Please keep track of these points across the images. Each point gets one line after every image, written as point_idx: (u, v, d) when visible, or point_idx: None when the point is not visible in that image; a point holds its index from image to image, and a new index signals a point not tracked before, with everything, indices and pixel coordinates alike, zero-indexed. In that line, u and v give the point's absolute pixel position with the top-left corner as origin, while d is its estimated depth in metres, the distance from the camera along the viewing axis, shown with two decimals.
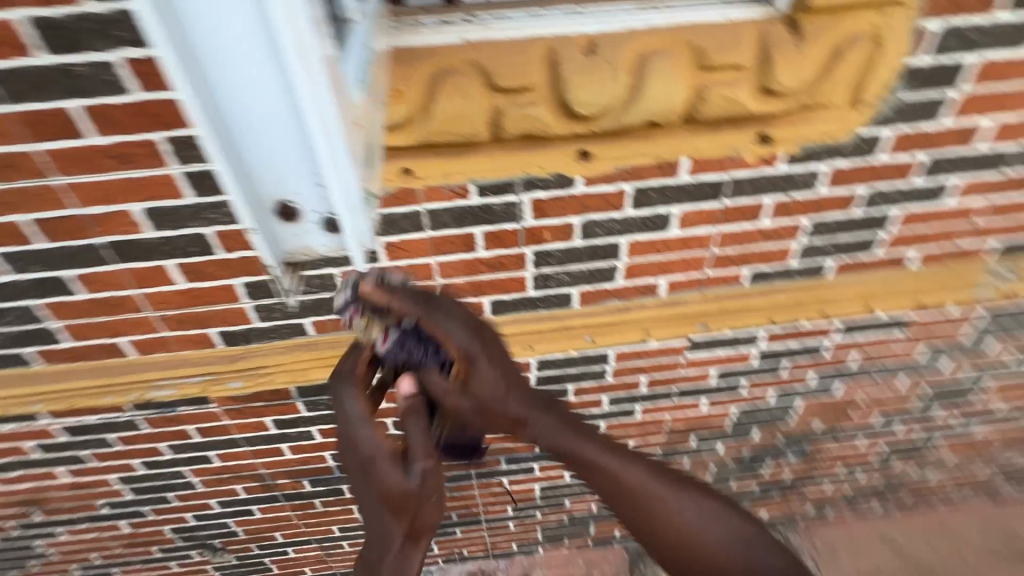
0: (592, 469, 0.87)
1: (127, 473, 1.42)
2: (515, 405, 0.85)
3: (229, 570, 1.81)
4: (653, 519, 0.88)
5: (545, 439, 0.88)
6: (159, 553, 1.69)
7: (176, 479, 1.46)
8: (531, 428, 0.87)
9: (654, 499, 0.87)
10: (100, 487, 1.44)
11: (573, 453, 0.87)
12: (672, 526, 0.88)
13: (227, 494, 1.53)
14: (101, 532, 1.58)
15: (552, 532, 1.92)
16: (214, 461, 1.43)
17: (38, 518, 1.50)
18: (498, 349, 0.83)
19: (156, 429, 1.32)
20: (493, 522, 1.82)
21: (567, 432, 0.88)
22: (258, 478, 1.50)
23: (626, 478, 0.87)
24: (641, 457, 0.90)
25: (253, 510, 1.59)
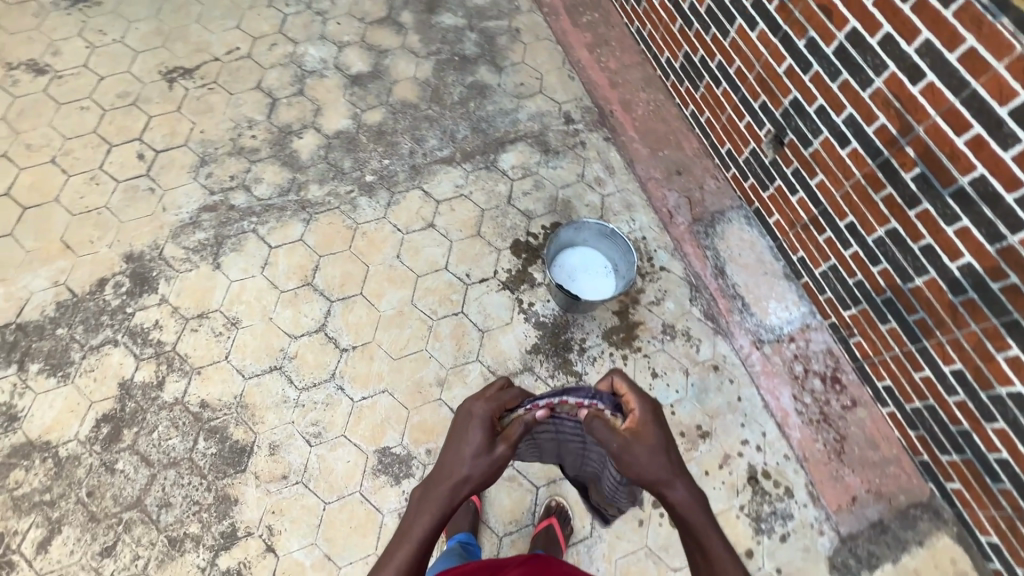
0: (645, 424, 1.11)
1: (862, 33, 1.72)
2: (610, 439, 1.09)
3: (752, 160, 2.38)
4: (653, 419, 1.12)
5: (614, 442, 1.08)
6: (778, 111, 2.15)
7: (870, 71, 1.74)
8: (610, 442, 1.09)
9: (660, 433, 1.11)
10: (856, 23, 1.73)
11: (656, 458, 1.07)
12: (660, 427, 1.12)
13: (864, 117, 1.81)
14: (790, 59, 2.01)
15: (924, 415, 1.99)
16: (863, 92, 1.79)
17: (768, 6, 2.02)
18: (613, 440, 1.08)
19: (908, 15, 1.58)
20: (919, 355, 1.92)
21: (638, 433, 1.09)
22: (903, 131, 1.71)
23: (652, 435, 1.10)
24: (660, 431, 1.11)
25: (847, 145, 1.91)
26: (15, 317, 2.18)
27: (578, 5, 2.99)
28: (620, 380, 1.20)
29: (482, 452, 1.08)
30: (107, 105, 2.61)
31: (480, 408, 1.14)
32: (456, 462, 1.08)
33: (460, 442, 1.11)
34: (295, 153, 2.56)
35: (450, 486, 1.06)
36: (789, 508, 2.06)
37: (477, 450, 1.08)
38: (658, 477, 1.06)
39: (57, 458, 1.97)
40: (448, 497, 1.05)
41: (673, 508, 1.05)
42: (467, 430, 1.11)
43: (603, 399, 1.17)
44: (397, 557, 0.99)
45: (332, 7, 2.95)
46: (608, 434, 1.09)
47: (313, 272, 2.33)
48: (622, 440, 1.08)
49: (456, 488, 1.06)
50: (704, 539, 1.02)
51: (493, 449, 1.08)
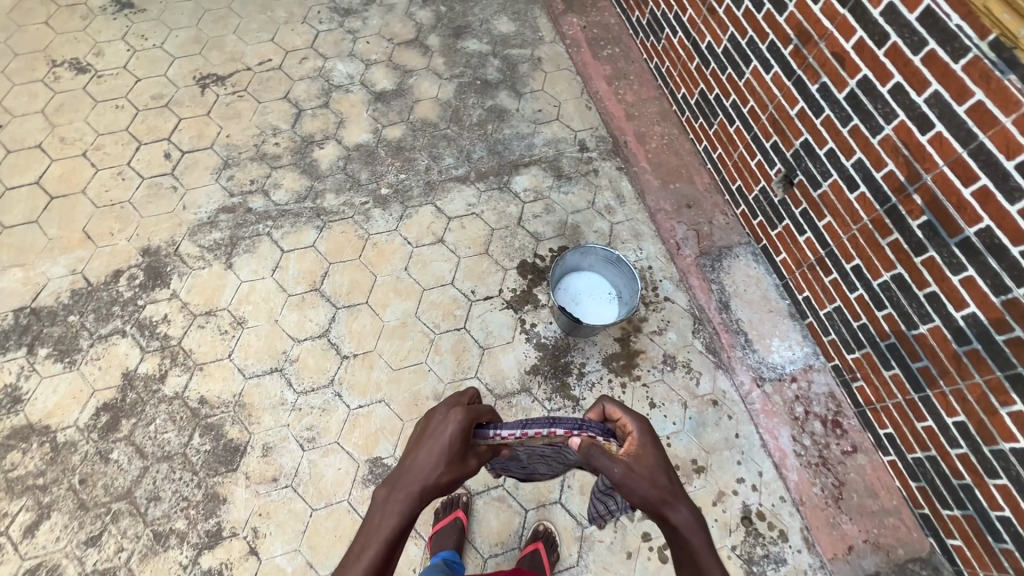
0: (642, 449, 1.08)
1: (872, 81, 1.76)
2: (609, 466, 1.05)
3: (761, 198, 2.40)
4: (649, 444, 1.10)
5: (615, 469, 1.04)
6: (788, 152, 2.19)
7: (879, 118, 1.77)
8: (610, 469, 1.05)
9: (659, 457, 1.08)
10: (867, 71, 1.77)
11: (655, 481, 1.04)
12: (657, 451, 1.09)
13: (873, 162, 1.84)
14: (803, 102, 2.05)
15: (925, 466, 1.96)
16: (872, 139, 1.82)
17: (781, 51, 2.08)
18: (613, 466, 1.04)
19: (917, 66, 1.61)
20: (922, 404, 1.90)
21: (637, 458, 1.06)
22: (910, 179, 1.73)
23: (650, 459, 1.07)
24: (659, 455, 1.08)
25: (855, 189, 1.93)
26: (31, 302, 2.24)
27: (599, 39, 3.09)
28: (611, 405, 1.20)
29: (454, 461, 1.03)
30: (141, 105, 2.72)
31: (454, 414, 1.07)
32: (423, 466, 1.02)
33: (430, 448, 1.03)
34: (315, 162, 2.64)
35: (418, 493, 1.00)
36: (782, 552, 2.00)
37: (449, 460, 1.03)
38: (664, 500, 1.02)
39: (54, 443, 2.00)
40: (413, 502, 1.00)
41: (675, 531, 1.03)
42: (436, 434, 1.04)
43: (593, 427, 1.13)
44: (362, 561, 0.96)
45: (363, 27, 3.07)
46: (608, 461, 1.05)
47: (321, 278, 2.37)
48: (622, 465, 1.04)
49: (423, 495, 1.00)
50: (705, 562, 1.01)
51: (466, 460, 1.06)
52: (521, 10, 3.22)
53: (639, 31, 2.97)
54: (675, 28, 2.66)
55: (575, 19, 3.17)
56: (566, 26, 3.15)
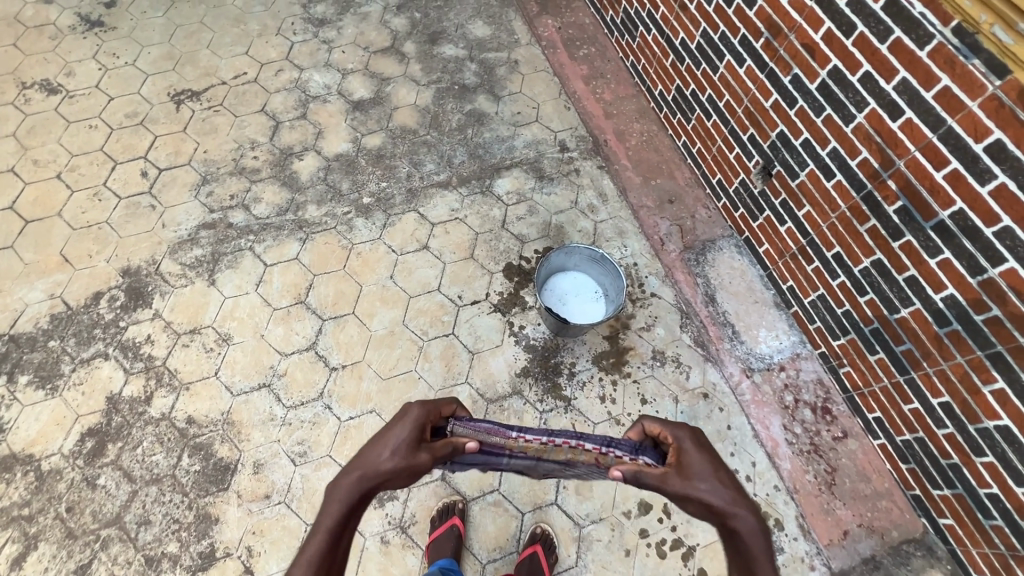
0: (687, 457, 1.10)
1: (842, 71, 1.79)
2: (656, 477, 1.09)
3: (741, 190, 2.43)
4: (696, 453, 1.11)
5: (665, 481, 1.07)
6: (765, 144, 2.21)
7: (851, 106, 1.80)
8: (659, 481, 1.08)
9: (712, 464, 1.07)
10: (837, 61, 1.79)
11: (707, 488, 1.02)
12: (709, 458, 1.09)
13: (847, 150, 1.86)
14: (776, 94, 2.07)
15: (914, 447, 1.98)
16: (845, 127, 1.84)
17: (753, 44, 2.10)
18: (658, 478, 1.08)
19: (884, 54, 1.64)
20: (908, 386, 1.92)
21: (687, 467, 1.07)
22: (884, 165, 1.75)
23: (702, 467, 1.06)
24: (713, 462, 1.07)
25: (831, 177, 1.96)
26: (9, 328, 2.20)
27: (574, 39, 3.10)
28: (651, 422, 1.22)
29: (404, 449, 1.05)
30: (115, 124, 2.69)
31: (413, 411, 1.13)
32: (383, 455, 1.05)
33: (383, 438, 1.07)
34: (295, 174, 2.62)
35: (361, 477, 1.00)
36: (778, 541, 2.02)
37: (401, 448, 1.05)
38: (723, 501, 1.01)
39: (39, 471, 1.96)
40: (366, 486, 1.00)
41: (733, 535, 0.99)
42: (395, 430, 1.09)
43: (622, 447, 1.26)
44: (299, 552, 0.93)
45: (338, 36, 3.06)
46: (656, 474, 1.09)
47: (306, 291, 2.35)
48: (671, 475, 1.07)
49: (365, 480, 1.00)
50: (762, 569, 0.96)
51: (419, 452, 1.06)
52: (495, 13, 3.22)
53: (614, 29, 2.99)
54: (648, 25, 2.69)
55: (550, 20, 3.18)
56: (541, 27, 3.16)
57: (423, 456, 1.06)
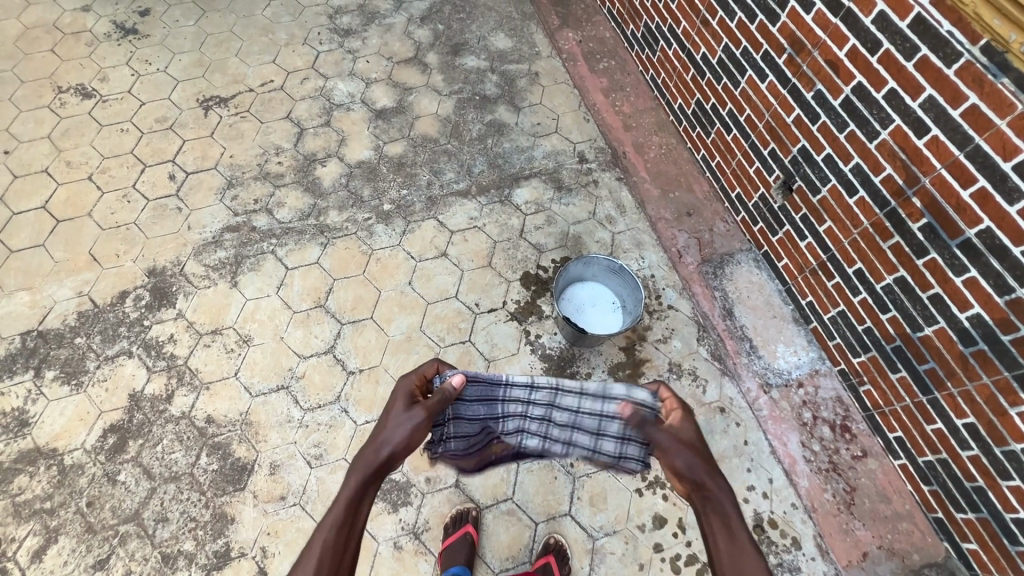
0: (684, 442, 1.19)
1: (867, 87, 1.79)
2: (668, 441, 1.20)
3: (761, 205, 2.42)
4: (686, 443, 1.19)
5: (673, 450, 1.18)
6: (786, 158, 2.21)
7: (875, 123, 1.80)
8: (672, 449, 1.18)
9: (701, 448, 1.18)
10: (861, 78, 1.80)
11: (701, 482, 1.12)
12: (695, 441, 1.19)
13: (871, 166, 1.86)
14: (799, 110, 2.08)
15: (937, 469, 1.94)
16: (870, 143, 1.84)
17: (775, 59, 2.11)
18: (677, 442, 1.19)
19: (910, 71, 1.64)
20: (932, 406, 1.89)
21: (680, 443, 1.19)
22: (909, 182, 1.74)
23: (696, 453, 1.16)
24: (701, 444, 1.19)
25: (854, 193, 1.95)
26: (38, 325, 2.25)
27: (595, 52, 3.14)
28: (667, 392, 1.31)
29: (396, 422, 1.18)
30: (145, 129, 2.76)
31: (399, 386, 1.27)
32: (386, 432, 1.16)
33: (383, 420, 1.21)
34: (317, 180, 2.66)
35: (370, 453, 1.13)
36: (796, 560, 1.98)
37: (396, 420, 1.19)
38: (694, 466, 1.14)
39: (61, 466, 1.99)
40: (372, 462, 1.12)
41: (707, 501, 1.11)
42: (392, 404, 1.23)
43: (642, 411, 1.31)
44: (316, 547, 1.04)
45: (363, 46, 3.12)
46: (671, 436, 1.21)
47: (326, 295, 2.38)
48: (669, 435, 1.21)
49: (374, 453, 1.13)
50: (731, 530, 1.07)
51: (420, 415, 1.20)
52: (517, 26, 3.27)
53: (634, 43, 3.02)
54: (669, 39, 2.71)
55: (570, 33, 3.22)
56: (562, 40, 3.20)
57: (419, 415, 1.20)
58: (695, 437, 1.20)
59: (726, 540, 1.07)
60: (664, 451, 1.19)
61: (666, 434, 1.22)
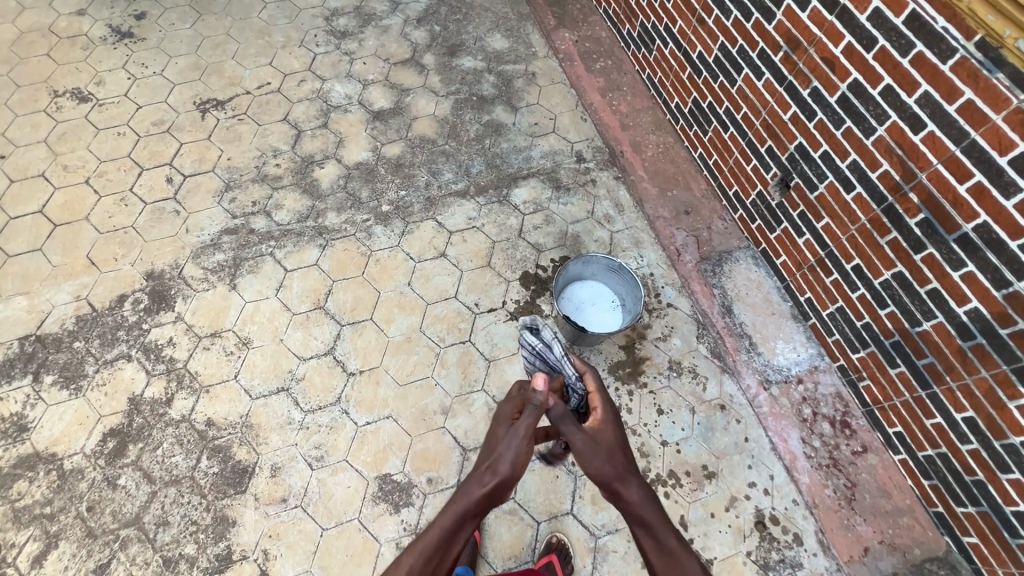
0: (598, 442, 1.20)
1: (863, 84, 1.80)
2: (584, 445, 1.19)
3: (758, 203, 2.43)
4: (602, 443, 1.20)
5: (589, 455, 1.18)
6: (783, 156, 2.22)
7: (871, 119, 1.81)
8: (587, 454, 1.18)
9: (614, 446, 1.20)
10: (857, 75, 1.81)
11: (618, 484, 1.13)
12: (608, 441, 1.21)
13: (867, 162, 1.87)
14: (795, 107, 2.09)
15: (937, 464, 1.95)
16: (866, 140, 1.85)
17: (771, 57, 2.12)
18: (595, 443, 1.19)
19: (906, 67, 1.65)
20: (931, 401, 1.90)
21: (596, 445, 1.19)
22: (906, 178, 1.75)
23: (610, 454, 1.18)
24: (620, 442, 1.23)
25: (851, 189, 1.96)
26: (36, 329, 2.24)
27: (591, 52, 3.15)
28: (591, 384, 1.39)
29: (501, 447, 1.14)
30: (142, 132, 2.76)
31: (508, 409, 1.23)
32: (492, 460, 1.12)
33: (491, 445, 1.16)
34: (315, 182, 2.66)
35: (478, 477, 1.10)
36: (798, 556, 1.98)
37: (500, 444, 1.14)
38: (608, 470, 1.15)
39: (61, 470, 1.98)
40: (478, 495, 1.07)
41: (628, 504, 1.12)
42: (500, 428, 1.20)
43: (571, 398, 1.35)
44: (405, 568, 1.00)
45: (360, 48, 3.13)
46: (587, 437, 1.20)
47: (325, 296, 2.38)
48: (585, 435, 1.21)
49: (482, 477, 1.10)
50: (657, 532, 1.08)
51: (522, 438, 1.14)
52: (513, 27, 3.28)
53: (630, 43, 3.03)
54: (665, 39, 2.72)
55: (567, 33, 3.22)
56: (558, 40, 3.21)
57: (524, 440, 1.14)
58: (611, 435, 1.24)
59: (654, 545, 1.07)
60: (581, 456, 1.18)
61: (585, 434, 1.21)
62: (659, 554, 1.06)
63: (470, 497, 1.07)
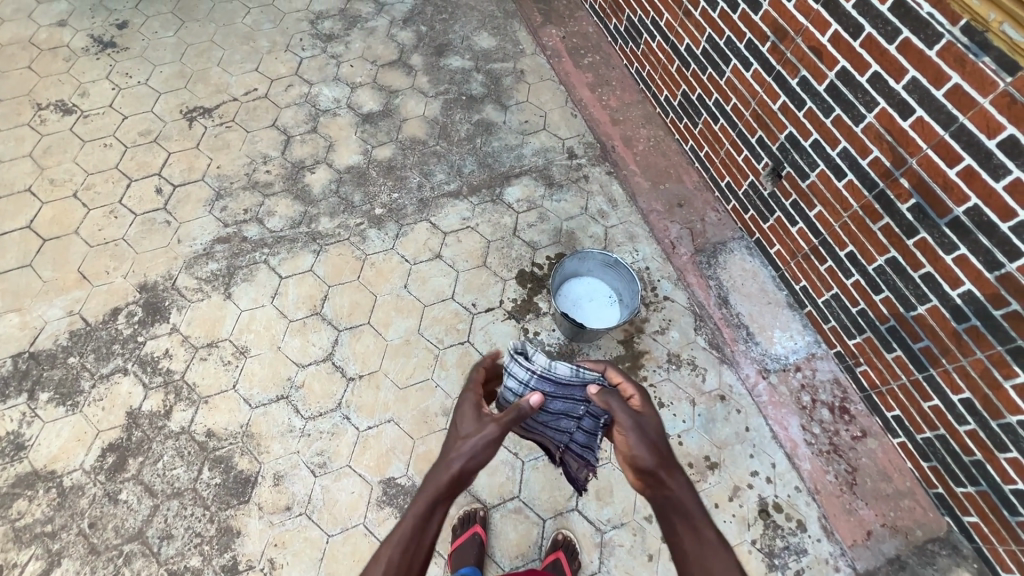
0: (643, 425, 1.16)
1: (851, 72, 1.81)
2: (631, 426, 1.16)
3: (751, 193, 2.44)
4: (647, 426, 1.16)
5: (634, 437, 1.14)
6: (774, 146, 2.23)
7: (860, 106, 1.81)
8: (632, 436, 1.15)
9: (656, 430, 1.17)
10: (845, 63, 1.81)
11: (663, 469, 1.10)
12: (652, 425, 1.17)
13: (858, 150, 1.88)
14: (784, 97, 2.10)
15: (935, 445, 1.97)
16: (856, 127, 1.85)
17: (759, 47, 2.13)
18: (639, 426, 1.16)
19: (892, 54, 1.66)
20: (928, 384, 1.92)
21: (641, 427, 1.16)
22: (897, 164, 1.76)
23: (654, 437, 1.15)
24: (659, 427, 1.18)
25: (843, 177, 1.97)
26: (29, 346, 2.22)
27: (579, 48, 3.14)
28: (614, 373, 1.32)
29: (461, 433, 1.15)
30: (129, 142, 2.73)
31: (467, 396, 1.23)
32: (455, 448, 1.12)
33: (454, 431, 1.17)
34: (307, 187, 2.64)
35: (442, 466, 1.11)
36: (802, 543, 2.00)
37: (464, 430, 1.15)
38: (653, 456, 1.11)
39: (61, 487, 1.97)
40: (444, 481, 1.09)
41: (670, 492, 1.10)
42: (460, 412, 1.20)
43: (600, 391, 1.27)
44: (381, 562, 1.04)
45: (346, 51, 3.10)
46: (632, 419, 1.17)
47: (321, 302, 2.37)
48: (631, 415, 1.17)
49: (446, 466, 1.10)
50: (699, 523, 1.07)
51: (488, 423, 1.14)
52: (500, 25, 3.27)
53: (617, 37, 3.03)
54: (652, 32, 2.73)
55: (553, 30, 3.22)
56: (545, 36, 3.20)
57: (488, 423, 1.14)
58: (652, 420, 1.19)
59: (693, 537, 1.06)
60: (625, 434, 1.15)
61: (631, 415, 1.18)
62: (698, 545, 1.05)
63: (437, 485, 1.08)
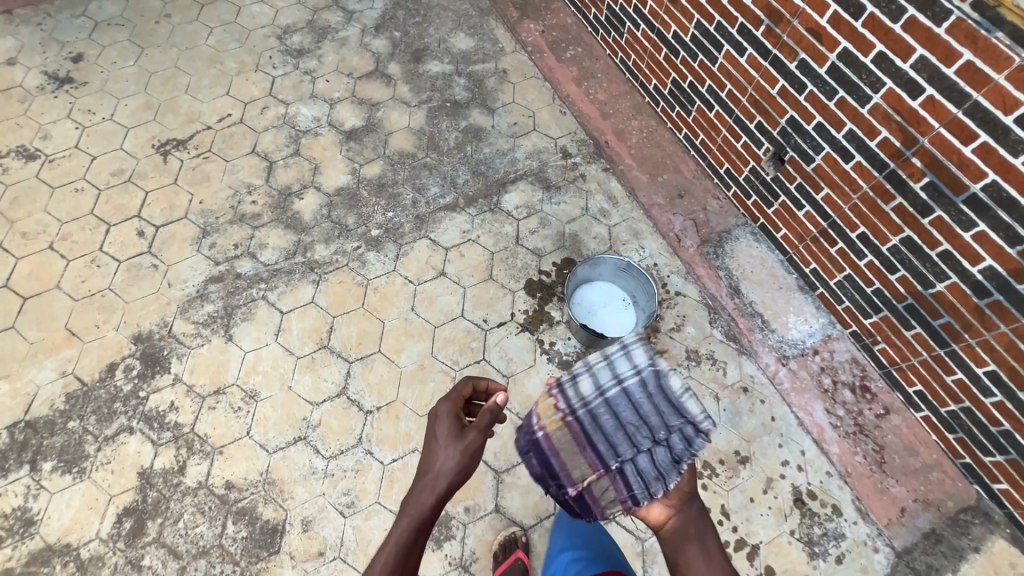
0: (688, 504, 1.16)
1: (853, 53, 1.77)
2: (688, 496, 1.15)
3: (753, 178, 2.41)
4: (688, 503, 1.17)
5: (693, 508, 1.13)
6: (774, 131, 2.19)
7: (866, 88, 1.78)
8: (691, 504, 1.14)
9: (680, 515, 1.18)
10: (847, 44, 1.77)
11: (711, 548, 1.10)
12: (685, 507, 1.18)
13: (865, 131, 1.84)
14: (783, 81, 2.05)
15: (960, 418, 1.98)
16: (862, 108, 1.82)
17: (753, 32, 2.07)
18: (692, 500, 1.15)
19: (898, 33, 1.62)
20: (951, 359, 1.92)
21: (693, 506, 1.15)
22: (907, 144, 1.74)
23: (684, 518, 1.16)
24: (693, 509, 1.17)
25: (850, 159, 1.94)
26: (24, 414, 2.10)
27: (560, 41, 3.05)
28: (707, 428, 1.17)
29: (442, 451, 1.14)
30: (102, 184, 2.58)
31: (445, 404, 1.21)
32: (437, 465, 1.12)
33: (431, 446, 1.16)
34: (297, 215, 2.54)
35: (428, 484, 1.11)
36: (839, 527, 2.01)
37: (445, 448, 1.14)
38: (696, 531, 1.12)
39: (79, 560, 1.88)
40: (429, 503, 1.08)
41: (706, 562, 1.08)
42: (437, 424, 1.19)
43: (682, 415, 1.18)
44: None
45: (319, 65, 2.97)
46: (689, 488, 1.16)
47: (328, 334, 2.28)
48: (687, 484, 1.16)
49: (432, 484, 1.11)
50: None
51: (473, 435, 1.15)
52: (476, 23, 3.16)
53: (599, 27, 2.95)
54: (636, 21, 2.66)
55: (532, 24, 3.12)
56: (524, 32, 3.10)
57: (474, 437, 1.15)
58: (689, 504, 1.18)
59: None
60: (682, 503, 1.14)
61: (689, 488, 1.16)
62: None
63: (424, 508, 1.08)
